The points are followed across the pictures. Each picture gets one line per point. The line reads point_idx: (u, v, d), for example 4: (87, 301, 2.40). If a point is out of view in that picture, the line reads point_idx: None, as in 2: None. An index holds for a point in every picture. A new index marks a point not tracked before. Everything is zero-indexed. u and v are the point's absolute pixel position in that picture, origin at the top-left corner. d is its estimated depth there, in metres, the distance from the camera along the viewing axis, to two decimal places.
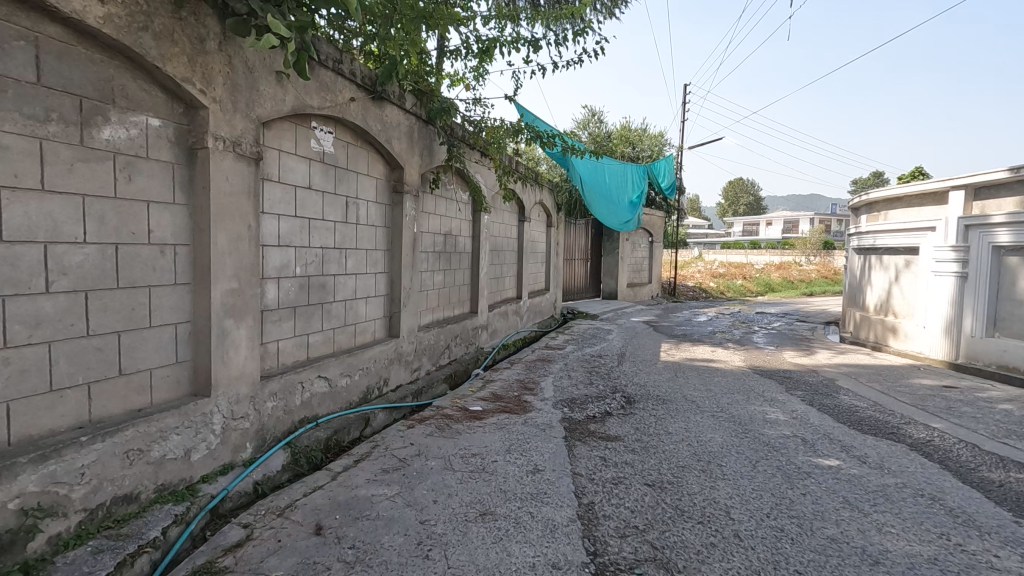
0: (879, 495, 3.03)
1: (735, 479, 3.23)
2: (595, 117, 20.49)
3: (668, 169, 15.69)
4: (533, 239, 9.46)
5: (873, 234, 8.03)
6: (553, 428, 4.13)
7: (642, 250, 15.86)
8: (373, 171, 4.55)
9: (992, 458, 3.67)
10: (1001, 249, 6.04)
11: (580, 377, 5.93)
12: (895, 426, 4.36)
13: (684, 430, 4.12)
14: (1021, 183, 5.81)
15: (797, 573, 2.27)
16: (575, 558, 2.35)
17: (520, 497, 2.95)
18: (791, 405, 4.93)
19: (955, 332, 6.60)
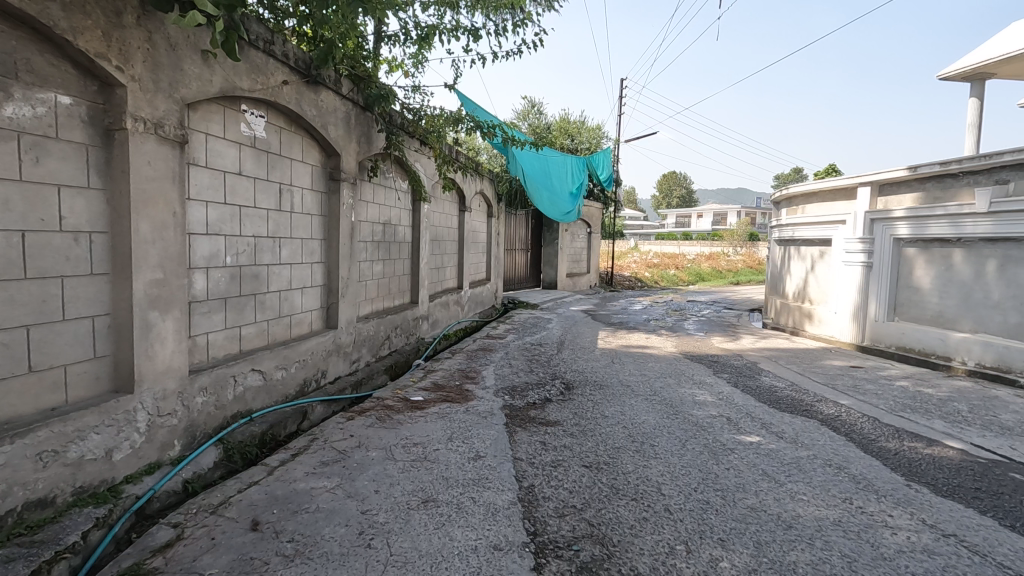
0: (793, 466, 3.30)
1: (666, 457, 3.42)
2: (536, 108, 20.69)
3: (606, 161, 16.06)
4: (474, 229, 9.48)
5: (793, 226, 8.59)
6: (495, 416, 4.20)
7: (581, 241, 16.19)
8: (308, 157, 4.41)
9: (890, 429, 4.07)
10: (900, 241, 6.64)
11: (521, 365, 6.03)
12: (808, 404, 4.73)
13: (619, 414, 4.30)
14: (918, 181, 6.39)
15: (720, 541, 2.44)
16: (516, 539, 2.43)
17: (462, 483, 2.99)
18: (718, 387, 5.25)
19: (861, 317, 7.20)
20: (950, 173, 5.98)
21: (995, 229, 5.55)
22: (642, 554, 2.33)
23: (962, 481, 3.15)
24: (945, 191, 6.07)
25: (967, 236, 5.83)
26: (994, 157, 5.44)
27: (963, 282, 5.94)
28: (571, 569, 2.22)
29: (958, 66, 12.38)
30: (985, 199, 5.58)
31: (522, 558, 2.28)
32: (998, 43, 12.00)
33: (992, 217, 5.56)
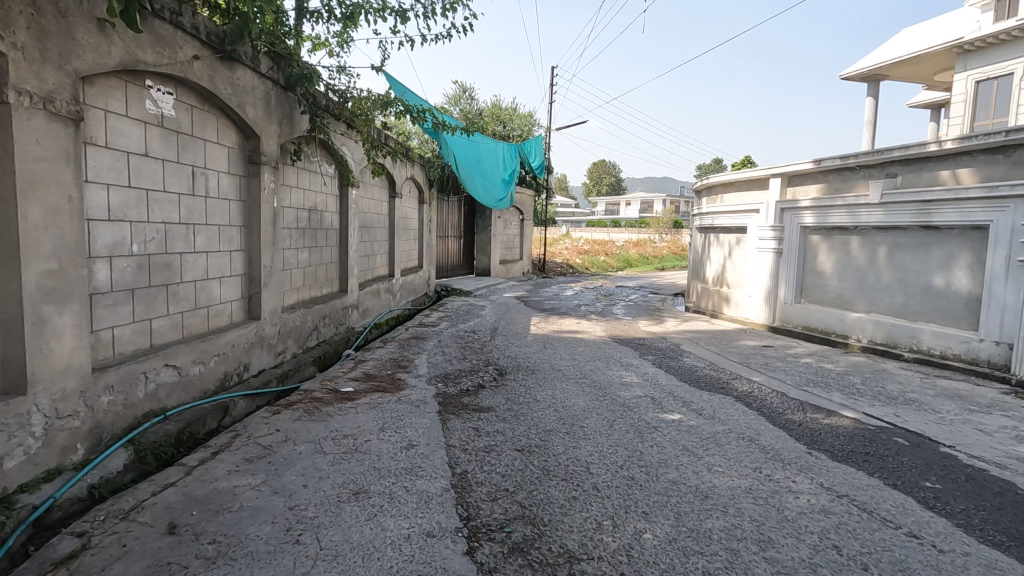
0: (710, 441, 3.53)
1: (594, 438, 3.55)
2: (467, 93, 20.49)
3: (538, 149, 16.19)
4: (405, 215, 9.31)
5: (713, 215, 9.07)
6: (428, 404, 4.19)
7: (513, 228, 16.30)
8: (224, 139, 4.15)
9: (795, 402, 4.44)
10: (806, 229, 7.18)
11: (454, 352, 6.03)
12: (725, 382, 5.05)
13: (550, 397, 4.41)
14: (821, 173, 6.92)
15: (644, 514, 2.58)
16: (449, 525, 2.45)
17: (394, 473, 2.97)
18: (643, 368, 5.49)
19: (772, 300, 7.74)
20: (849, 167, 6.51)
21: (885, 219, 6.10)
22: (572, 531, 2.42)
23: (855, 447, 3.49)
24: (845, 183, 6.62)
25: (862, 224, 6.38)
26: (885, 152, 5.97)
27: (859, 266, 6.51)
28: (503, 550, 2.27)
29: (857, 67, 13.44)
30: (877, 190, 6.12)
31: (455, 543, 2.31)
32: (891, 48, 13.14)
33: (883, 207, 6.11)
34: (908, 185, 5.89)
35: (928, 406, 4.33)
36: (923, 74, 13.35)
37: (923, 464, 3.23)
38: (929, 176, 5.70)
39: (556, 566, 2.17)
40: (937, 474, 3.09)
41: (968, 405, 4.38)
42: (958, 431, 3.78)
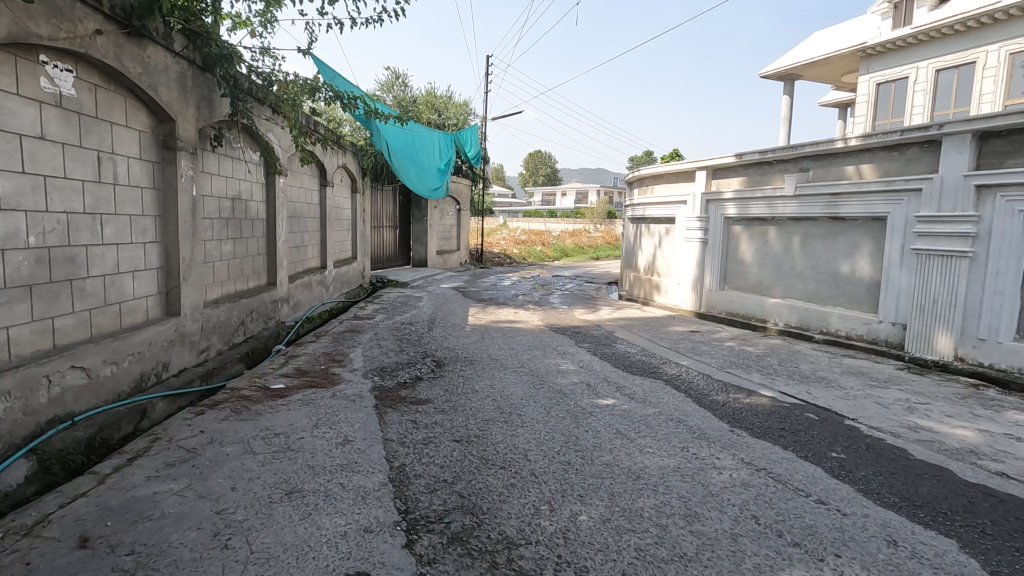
0: (642, 424, 3.68)
1: (532, 425, 3.61)
2: (400, 80, 20.03)
3: (474, 138, 16.10)
4: (338, 205, 9.02)
5: (643, 206, 9.39)
6: (363, 398, 4.11)
7: (450, 218, 16.16)
8: (134, 122, 3.85)
9: (719, 383, 4.71)
10: (729, 220, 7.59)
11: (390, 345, 5.94)
12: (655, 366, 5.28)
13: (489, 387, 4.44)
14: (742, 167, 7.32)
15: (580, 497, 2.67)
16: (387, 519, 2.43)
17: (329, 470, 2.91)
18: (579, 356, 5.64)
19: (699, 287, 8.13)
20: (767, 161, 6.91)
21: (799, 210, 6.54)
22: (510, 518, 2.47)
23: (772, 423, 3.75)
24: (763, 177, 7.04)
25: (779, 215, 6.82)
26: (798, 148, 6.39)
27: (776, 255, 6.96)
28: (443, 541, 2.28)
29: (774, 66, 14.22)
30: (792, 183, 6.55)
31: (393, 537, 2.29)
32: (804, 50, 13.99)
33: (797, 199, 6.55)
34: (818, 178, 6.34)
35: (836, 383, 4.72)
36: (830, 75, 14.28)
37: (830, 436, 3.52)
38: (836, 171, 6.16)
39: (496, 553, 2.21)
40: (843, 445, 3.38)
41: (869, 381, 4.80)
42: (860, 405, 4.15)
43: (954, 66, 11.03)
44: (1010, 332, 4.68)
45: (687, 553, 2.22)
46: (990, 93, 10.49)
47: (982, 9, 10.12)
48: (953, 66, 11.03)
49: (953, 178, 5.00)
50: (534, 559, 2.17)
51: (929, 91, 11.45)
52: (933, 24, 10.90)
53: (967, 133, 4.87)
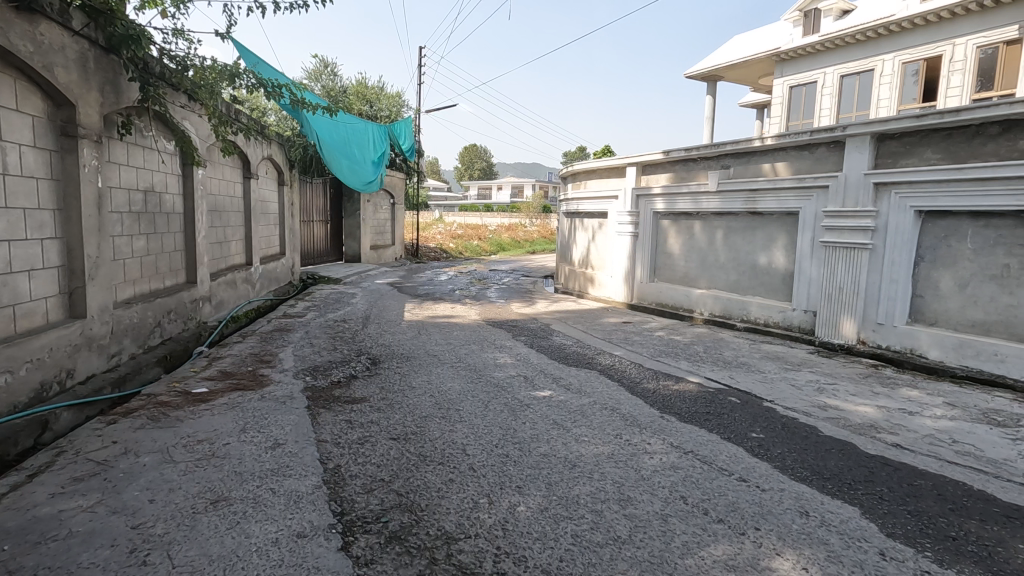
0: (578, 413, 3.77)
1: (470, 420, 3.61)
2: (329, 68, 19.29)
3: (407, 131, 15.80)
4: (263, 198, 8.60)
5: (577, 200, 9.58)
6: (295, 399, 3.96)
7: (384, 212, 15.80)
8: (27, 106, 3.50)
9: (650, 371, 4.91)
10: (657, 214, 7.90)
11: (323, 343, 5.75)
12: (590, 357, 5.41)
13: (426, 383, 4.39)
14: (670, 163, 7.63)
15: (518, 488, 2.70)
16: (321, 523, 2.36)
17: (258, 476, 2.78)
18: (516, 349, 5.69)
19: (631, 279, 8.40)
20: (692, 158, 7.24)
21: (721, 205, 6.89)
22: (449, 513, 2.46)
23: (698, 408, 3.95)
24: (688, 173, 7.37)
25: (703, 210, 7.16)
26: (720, 146, 6.75)
27: (701, 248, 7.31)
28: (380, 541, 2.24)
29: (699, 67, 14.84)
30: (715, 179, 6.90)
31: (329, 540, 2.23)
32: (725, 52, 14.70)
33: (720, 195, 6.89)
34: (739, 175, 6.70)
35: (755, 368, 5.04)
36: (749, 77, 15.10)
37: (750, 418, 3.76)
38: (754, 168, 6.53)
39: (435, 549, 2.20)
40: (762, 426, 3.61)
41: (784, 365, 5.16)
42: (777, 387, 4.45)
43: (857, 72, 11.97)
44: (904, 316, 5.15)
45: (621, 536, 2.31)
46: (886, 98, 11.48)
47: (881, 21, 11.04)
48: (856, 73, 11.97)
49: (855, 176, 5.43)
50: (473, 553, 2.18)
51: (835, 96, 12.35)
52: (839, 32, 11.77)
53: (867, 135, 5.29)
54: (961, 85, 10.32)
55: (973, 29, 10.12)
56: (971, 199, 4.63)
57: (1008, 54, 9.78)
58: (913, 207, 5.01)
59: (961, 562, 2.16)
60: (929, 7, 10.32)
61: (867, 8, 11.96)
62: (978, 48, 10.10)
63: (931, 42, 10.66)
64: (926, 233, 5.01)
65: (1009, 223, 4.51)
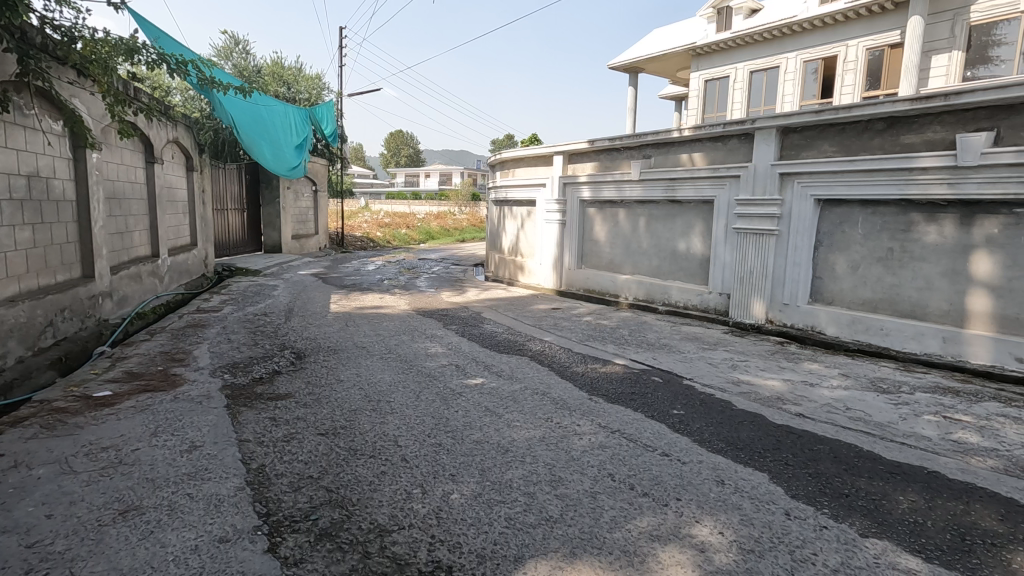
0: (509, 399, 3.82)
1: (401, 411, 3.57)
2: (240, 46, 18.05)
3: (329, 115, 15.17)
4: (170, 184, 7.98)
5: (506, 188, 9.62)
6: (212, 398, 3.74)
7: (306, 200, 15.12)
8: None
9: (579, 355, 5.06)
10: (584, 202, 8.10)
11: (242, 339, 5.45)
12: (521, 344, 5.47)
13: (355, 376, 4.29)
14: (595, 153, 7.83)
15: (452, 476, 2.71)
16: (245, 525, 2.26)
17: (173, 481, 2.61)
18: (447, 338, 5.66)
19: (559, 266, 8.58)
20: (616, 148, 7.48)
21: (644, 193, 7.16)
22: (382, 506, 2.43)
23: (624, 389, 4.12)
24: (613, 162, 7.60)
25: (626, 199, 7.42)
26: (641, 136, 7.01)
27: (625, 234, 7.58)
28: (310, 539, 2.18)
29: (621, 58, 15.23)
30: (637, 168, 7.15)
31: (254, 543, 2.14)
32: (645, 45, 15.17)
33: (642, 183, 7.15)
34: (659, 165, 6.98)
35: (676, 349, 5.31)
36: (668, 70, 15.70)
37: (672, 396, 3.97)
38: (673, 158, 6.83)
39: (367, 543, 2.17)
40: (682, 403, 3.82)
41: (702, 345, 5.48)
42: (696, 366, 4.73)
43: (764, 68, 12.74)
44: (806, 296, 5.60)
45: (553, 515, 2.38)
46: (790, 94, 12.32)
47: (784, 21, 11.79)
48: (763, 69, 12.74)
49: (763, 166, 5.80)
50: (407, 543, 2.17)
51: (746, 90, 13.10)
52: (748, 30, 12.46)
53: (773, 128, 5.67)
54: (853, 84, 11.26)
55: (863, 32, 11.04)
56: (861, 188, 5.08)
57: (892, 56, 10.76)
58: (813, 196, 5.44)
59: (853, 515, 2.41)
60: (825, 10, 11.14)
61: (773, 8, 12.73)
62: (867, 50, 11.04)
63: (828, 42, 11.54)
64: (823, 220, 5.46)
65: (892, 210, 5.00)
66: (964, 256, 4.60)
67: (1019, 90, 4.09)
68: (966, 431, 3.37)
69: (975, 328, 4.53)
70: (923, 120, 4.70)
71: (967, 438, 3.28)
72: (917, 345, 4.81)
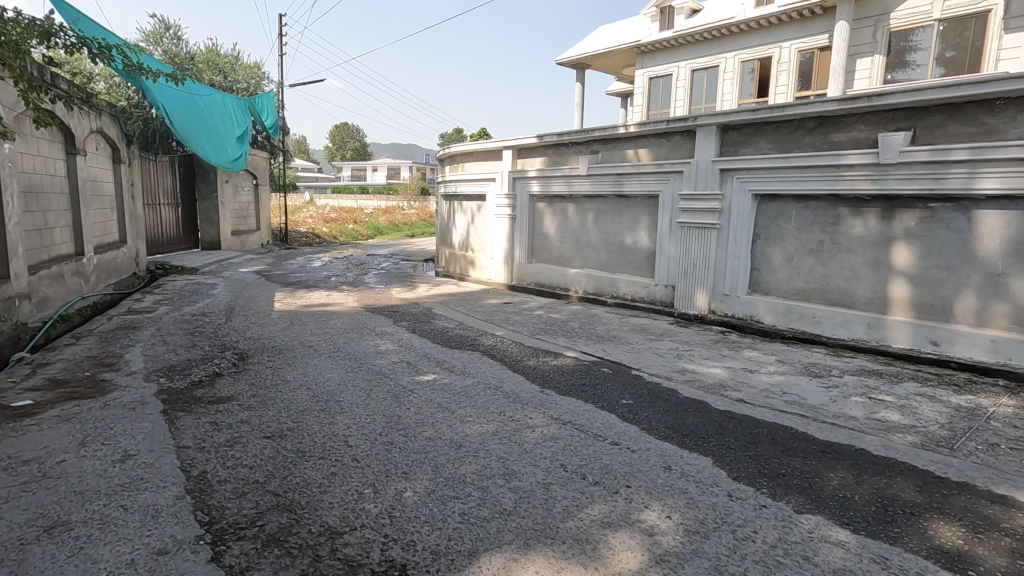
0: (462, 395, 3.81)
1: (351, 410, 3.50)
2: (171, 32, 17.04)
3: (270, 106, 14.59)
4: (95, 177, 7.46)
5: (455, 182, 9.55)
6: (147, 404, 3.54)
7: (246, 194, 14.49)
8: None
9: (531, 349, 5.10)
10: (533, 197, 8.16)
11: (179, 340, 5.19)
12: (473, 339, 5.47)
13: (302, 376, 4.17)
14: (543, 148, 7.89)
15: (404, 474, 2.68)
16: (186, 535, 2.16)
17: (104, 493, 2.46)
18: (397, 335, 5.58)
19: (510, 261, 8.61)
20: (564, 143, 7.56)
21: (592, 188, 7.28)
22: (332, 507, 2.38)
23: (575, 381, 4.19)
24: (561, 157, 7.69)
25: (575, 193, 7.53)
26: (589, 131, 7.12)
27: (574, 229, 7.69)
28: (257, 546, 2.11)
29: (568, 55, 15.37)
30: (585, 164, 7.26)
31: (196, 553, 2.05)
32: (591, 41, 15.39)
33: (590, 178, 7.27)
34: (607, 160, 7.12)
35: (624, 340, 5.44)
36: (614, 67, 15.98)
37: (621, 386, 4.07)
38: (620, 154, 6.97)
39: (318, 546, 2.12)
40: (631, 393, 3.93)
41: (649, 335, 5.64)
42: (643, 356, 4.86)
43: (705, 68, 13.18)
44: (745, 287, 5.87)
45: (507, 508, 2.40)
46: (728, 93, 12.80)
47: (722, 22, 12.22)
48: (704, 68, 13.18)
49: (705, 162, 6.01)
50: (360, 544, 2.13)
51: (688, 88, 13.51)
52: (689, 30, 12.83)
53: (714, 125, 5.88)
54: (787, 84, 11.83)
55: (795, 35, 11.61)
56: (795, 184, 5.36)
57: (821, 59, 11.37)
58: (751, 191, 5.69)
59: (790, 494, 2.55)
60: (760, 12, 11.65)
61: (712, 8, 13.17)
62: (799, 52, 11.61)
63: (763, 44, 12.09)
64: (760, 214, 5.73)
65: (822, 204, 5.29)
66: (885, 247, 4.93)
67: (934, 93, 4.40)
68: (889, 410, 3.63)
69: (896, 314, 4.87)
70: (849, 120, 4.99)
71: (889, 417, 3.53)
72: (845, 332, 5.13)
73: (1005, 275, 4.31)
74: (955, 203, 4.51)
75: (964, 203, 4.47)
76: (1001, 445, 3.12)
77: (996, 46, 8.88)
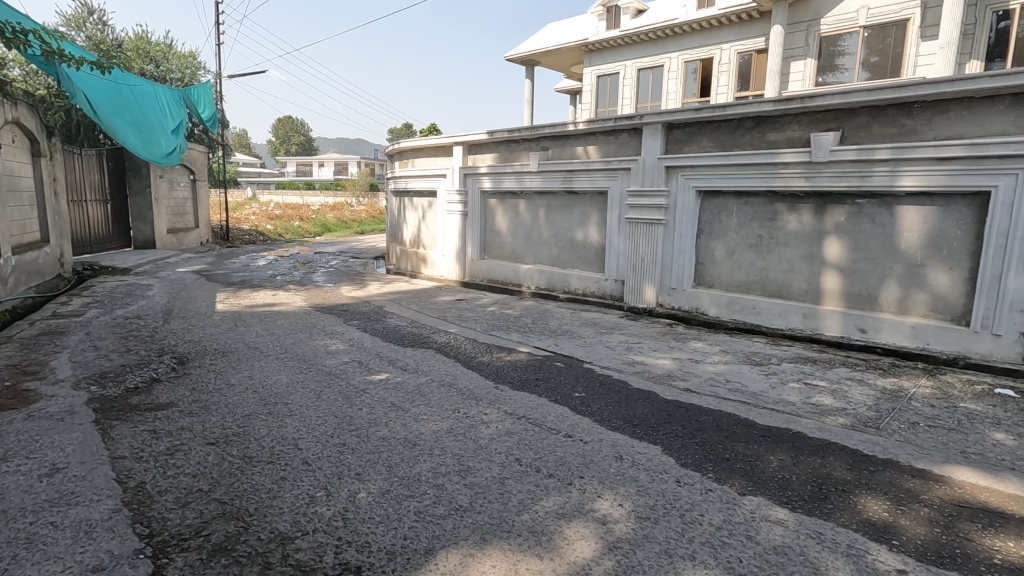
0: (415, 393, 3.78)
1: (301, 412, 3.41)
2: (95, 16, 15.97)
3: (207, 98, 13.93)
4: (11, 171, 6.92)
5: (405, 178, 9.43)
6: (76, 414, 3.33)
7: (183, 189, 13.77)
8: None
9: (485, 345, 5.11)
10: (485, 193, 8.16)
11: (111, 345, 4.90)
12: (425, 336, 5.42)
13: (247, 379, 4.02)
14: (494, 144, 7.91)
15: (358, 475, 2.64)
16: (124, 550, 2.05)
17: (30, 511, 2.30)
18: (348, 334, 5.46)
19: (462, 257, 8.58)
20: (515, 139, 7.60)
21: (543, 184, 7.35)
22: (282, 513, 2.32)
23: (529, 375, 4.23)
24: (512, 153, 7.72)
25: (526, 189, 7.57)
26: (539, 128, 7.18)
27: (525, 225, 7.74)
28: (202, 556, 2.03)
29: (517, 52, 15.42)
30: (535, 160, 7.32)
31: (135, 568, 1.95)
32: (540, 38, 15.49)
33: (540, 175, 7.33)
34: (557, 156, 7.20)
35: (576, 334, 5.53)
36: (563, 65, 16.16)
37: (574, 380, 4.14)
38: (569, 151, 7.06)
39: (268, 553, 2.06)
40: (584, 386, 4.01)
41: (600, 329, 5.76)
42: (595, 350, 4.96)
43: (650, 67, 13.51)
44: (691, 280, 6.08)
45: (463, 504, 2.40)
46: (673, 92, 13.17)
47: (666, 23, 12.57)
48: (649, 68, 13.51)
49: (651, 160, 6.18)
50: (312, 548, 2.09)
51: (634, 87, 13.82)
52: (634, 30, 13.12)
53: (659, 124, 6.05)
54: (727, 85, 12.28)
55: (734, 37, 12.06)
56: (735, 181, 5.59)
57: (758, 61, 11.87)
58: (695, 188, 5.89)
59: (733, 477, 2.67)
60: (701, 15, 12.05)
61: (656, 9, 13.51)
62: (738, 54, 12.08)
63: (704, 45, 12.50)
64: (704, 210, 5.94)
65: (760, 201, 5.54)
66: (818, 241, 5.22)
67: (859, 96, 4.68)
68: (822, 395, 3.86)
69: (829, 304, 5.17)
70: (784, 120, 5.24)
71: (823, 401, 3.75)
72: (783, 321, 5.40)
73: (924, 266, 4.65)
74: (880, 199, 4.82)
75: (887, 199, 4.78)
76: (920, 424, 3.38)
77: (914, 53, 9.51)
